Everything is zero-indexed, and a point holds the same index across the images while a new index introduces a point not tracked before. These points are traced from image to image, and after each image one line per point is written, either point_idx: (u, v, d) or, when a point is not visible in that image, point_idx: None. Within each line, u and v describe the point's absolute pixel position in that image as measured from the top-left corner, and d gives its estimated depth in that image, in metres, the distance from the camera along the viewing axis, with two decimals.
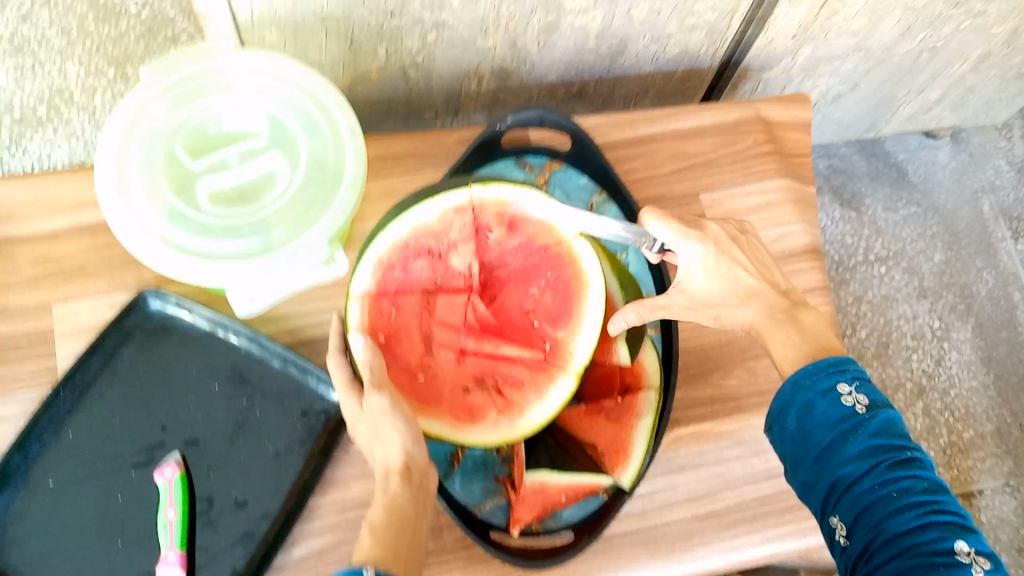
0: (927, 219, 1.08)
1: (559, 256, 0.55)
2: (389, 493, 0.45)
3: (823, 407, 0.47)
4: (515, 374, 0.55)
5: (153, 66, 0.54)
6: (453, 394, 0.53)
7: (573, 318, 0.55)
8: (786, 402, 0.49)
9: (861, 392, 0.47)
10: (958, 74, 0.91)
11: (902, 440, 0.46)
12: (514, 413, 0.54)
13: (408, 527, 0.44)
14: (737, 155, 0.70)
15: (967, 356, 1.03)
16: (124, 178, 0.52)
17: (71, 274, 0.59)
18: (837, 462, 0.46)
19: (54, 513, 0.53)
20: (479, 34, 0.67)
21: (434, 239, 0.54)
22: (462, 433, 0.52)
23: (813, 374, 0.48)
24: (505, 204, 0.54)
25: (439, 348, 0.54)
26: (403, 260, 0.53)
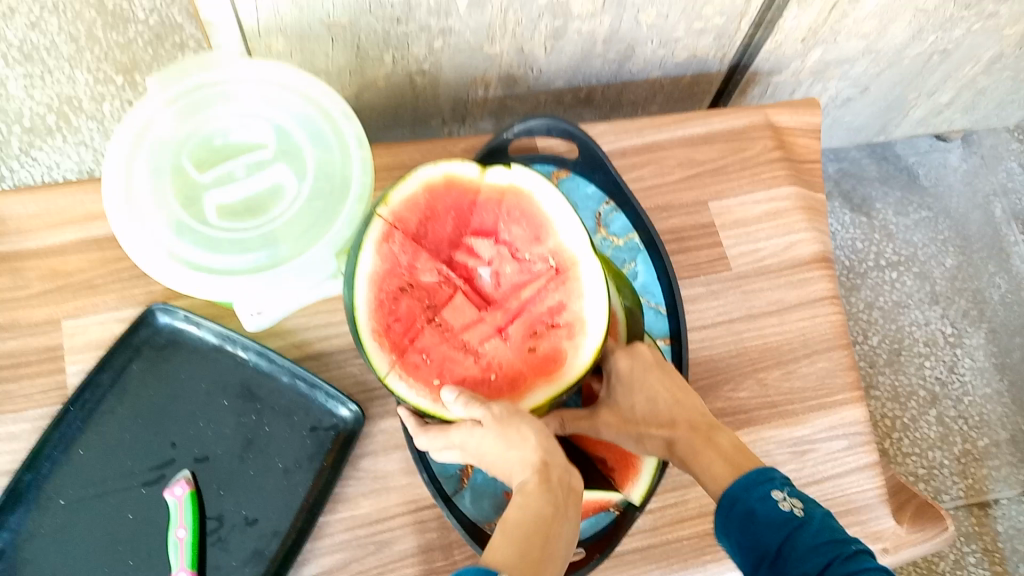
0: (938, 223, 1.08)
1: (487, 200, 0.53)
2: (524, 494, 0.44)
3: (764, 513, 0.46)
4: (549, 300, 0.51)
5: (159, 77, 0.54)
6: (524, 364, 0.50)
7: (544, 228, 0.52)
8: (728, 516, 0.48)
9: (794, 497, 0.46)
10: (970, 76, 0.90)
11: (844, 537, 0.44)
12: (579, 328, 0.51)
13: (541, 532, 0.42)
14: (747, 162, 0.69)
15: (980, 363, 1.02)
16: (131, 191, 0.51)
17: (79, 289, 0.58)
18: (793, 563, 0.44)
19: (65, 533, 0.52)
20: (486, 41, 0.66)
21: (394, 274, 0.50)
22: (556, 381, 0.50)
23: (748, 486, 0.48)
24: (411, 196, 0.52)
25: (481, 346, 0.50)
26: (386, 312, 0.50)
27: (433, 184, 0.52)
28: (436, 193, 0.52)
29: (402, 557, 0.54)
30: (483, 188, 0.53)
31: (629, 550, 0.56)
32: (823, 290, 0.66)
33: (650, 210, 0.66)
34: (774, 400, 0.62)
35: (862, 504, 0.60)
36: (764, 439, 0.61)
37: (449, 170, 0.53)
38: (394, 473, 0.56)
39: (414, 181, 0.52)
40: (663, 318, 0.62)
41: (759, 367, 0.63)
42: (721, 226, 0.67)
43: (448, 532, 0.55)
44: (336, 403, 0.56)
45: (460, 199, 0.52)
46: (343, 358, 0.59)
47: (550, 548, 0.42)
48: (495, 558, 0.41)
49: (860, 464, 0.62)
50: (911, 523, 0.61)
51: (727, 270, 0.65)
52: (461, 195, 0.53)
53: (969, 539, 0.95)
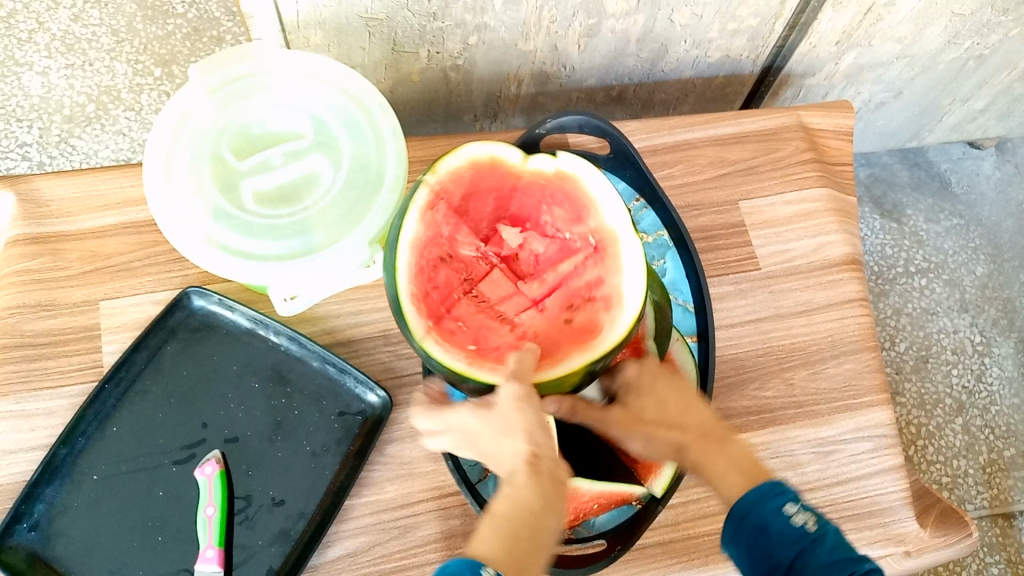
0: (969, 231, 1.07)
1: (530, 185, 0.54)
2: (513, 485, 0.43)
3: (778, 528, 0.46)
4: (586, 277, 0.53)
5: (203, 65, 0.55)
6: (558, 334, 0.51)
7: (586, 215, 0.52)
8: (738, 523, 0.47)
9: (807, 511, 0.46)
10: (1006, 83, 0.89)
11: (857, 554, 0.45)
12: (615, 303, 0.50)
13: (531, 523, 0.42)
14: (778, 163, 0.69)
15: (1009, 372, 1.01)
16: (171, 176, 0.52)
17: (118, 271, 0.60)
18: None
19: (98, 507, 0.53)
20: (521, 38, 0.67)
21: (435, 244, 0.52)
22: (593, 346, 0.49)
23: (760, 498, 0.47)
24: (456, 170, 0.52)
25: (518, 316, 0.53)
26: (426, 278, 0.51)
27: (478, 163, 0.53)
28: (480, 172, 0.53)
29: (426, 542, 0.55)
30: (527, 174, 0.54)
31: (650, 543, 0.56)
32: (852, 291, 0.66)
33: (680, 208, 0.67)
34: (800, 400, 0.62)
35: (885, 506, 0.60)
36: (788, 438, 0.61)
37: (493, 150, 0.53)
38: (419, 460, 0.57)
39: (460, 156, 0.52)
40: (691, 316, 0.62)
41: (786, 366, 0.63)
42: (751, 226, 0.67)
43: (471, 520, 0.56)
44: (364, 389, 0.57)
45: (503, 179, 0.53)
46: (372, 346, 0.60)
47: (541, 543, 0.42)
48: (482, 553, 0.41)
49: (884, 466, 0.61)
50: (934, 528, 0.61)
51: (756, 269, 0.66)
52: (504, 177, 0.53)
53: (991, 549, 0.94)
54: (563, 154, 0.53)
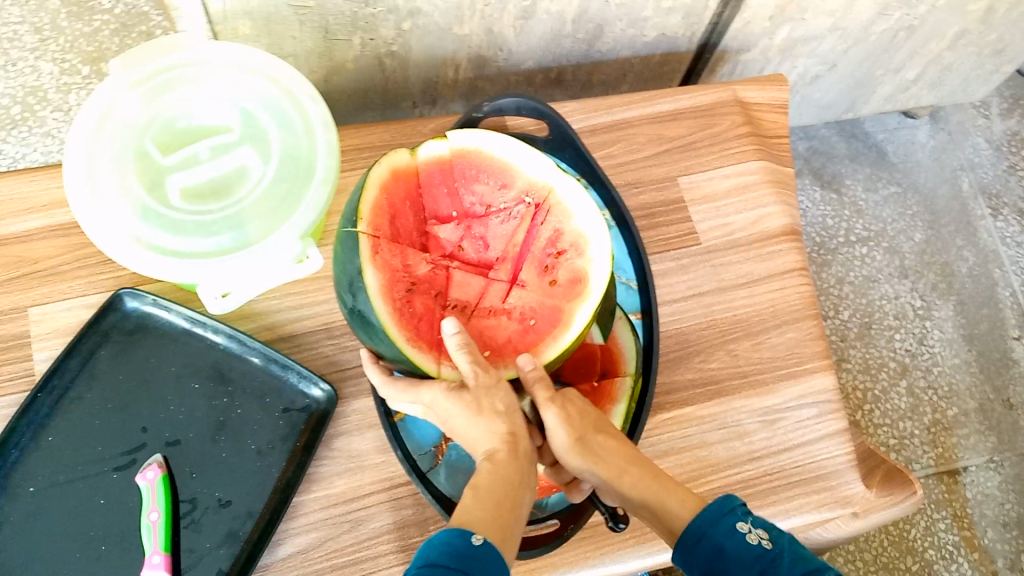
0: (907, 199, 1.09)
1: (430, 175, 0.54)
2: (494, 462, 0.46)
3: (734, 549, 0.45)
4: (544, 233, 0.54)
5: (123, 58, 0.53)
6: (550, 299, 0.52)
7: (510, 184, 0.54)
8: (691, 551, 0.46)
9: (760, 527, 0.46)
10: (935, 52, 0.91)
11: (817, 564, 0.44)
12: (580, 246, 0.53)
13: (509, 495, 0.45)
14: (715, 138, 0.69)
15: (949, 335, 1.03)
16: (94, 174, 0.51)
17: (45, 275, 0.58)
18: None
19: (36, 519, 0.52)
20: (455, 22, 0.66)
21: (394, 280, 0.50)
22: (585, 295, 0.52)
23: (712, 518, 0.46)
24: (375, 201, 0.50)
25: (506, 303, 0.52)
26: (408, 318, 0.50)
27: (384, 181, 0.52)
28: (389, 190, 0.52)
29: (378, 534, 0.54)
30: (422, 165, 0.54)
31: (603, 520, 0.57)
32: (792, 262, 0.67)
33: (620, 186, 0.67)
34: (745, 370, 0.63)
35: (832, 470, 0.61)
36: (735, 409, 0.62)
37: (387, 160, 0.53)
38: (368, 452, 0.56)
39: (371, 187, 0.50)
40: (634, 294, 0.61)
41: (730, 339, 0.64)
42: (690, 202, 0.67)
43: (423, 508, 0.55)
44: (307, 383, 0.56)
45: (407, 185, 0.53)
46: (315, 339, 0.59)
47: (515, 515, 0.45)
48: (468, 518, 0.43)
49: (829, 431, 0.62)
50: (880, 489, 0.62)
51: (696, 244, 0.66)
52: (407, 182, 0.53)
53: (939, 505, 0.96)
54: (450, 135, 0.55)
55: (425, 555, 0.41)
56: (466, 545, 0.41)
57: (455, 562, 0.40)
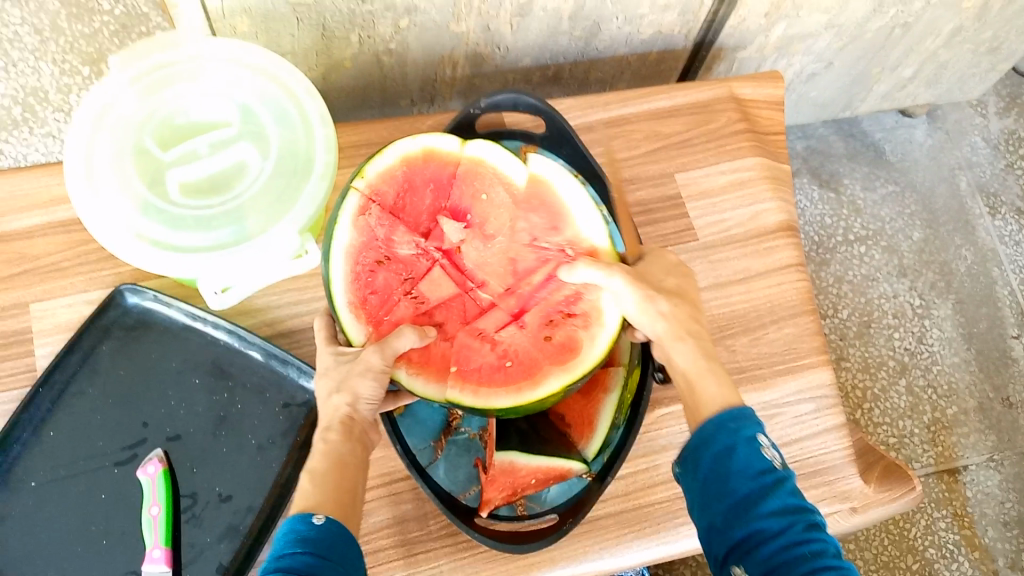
0: (905, 197, 1.09)
1: (464, 174, 0.55)
2: (328, 441, 0.47)
3: (747, 454, 0.45)
4: (565, 293, 0.53)
5: (123, 55, 0.54)
6: (539, 351, 0.52)
7: (534, 228, 0.54)
8: (706, 440, 0.46)
9: (777, 448, 0.46)
10: (931, 50, 0.91)
11: (812, 507, 0.44)
12: (593, 319, 0.52)
13: (347, 476, 0.46)
14: (712, 134, 0.70)
15: (948, 333, 1.03)
16: (95, 170, 0.51)
17: (47, 272, 0.58)
18: (755, 514, 0.43)
19: (38, 514, 0.52)
20: (453, 20, 0.66)
21: (369, 250, 0.52)
22: (571, 367, 0.51)
23: (735, 420, 0.46)
24: (390, 173, 0.53)
25: (498, 334, 0.53)
26: (363, 285, 0.52)
27: (411, 159, 0.54)
28: (413, 168, 0.54)
29: (378, 529, 0.55)
30: (463, 160, 0.55)
31: (602, 515, 0.57)
32: (789, 257, 0.67)
33: (617, 182, 0.67)
34: (742, 366, 0.63)
35: (830, 465, 0.62)
36: None
37: (428, 143, 0.55)
38: None
39: (391, 155, 0.54)
40: None
41: (727, 334, 0.64)
42: (687, 198, 0.67)
43: (424, 503, 0.56)
44: (307, 379, 0.56)
45: (439, 172, 0.54)
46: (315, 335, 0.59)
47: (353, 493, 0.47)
48: (308, 504, 0.44)
49: (826, 426, 0.63)
50: (879, 484, 0.62)
51: (694, 240, 0.66)
52: (439, 169, 0.54)
53: (939, 505, 0.96)
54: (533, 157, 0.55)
55: (273, 550, 0.42)
56: (309, 528, 0.43)
57: (307, 545, 0.42)
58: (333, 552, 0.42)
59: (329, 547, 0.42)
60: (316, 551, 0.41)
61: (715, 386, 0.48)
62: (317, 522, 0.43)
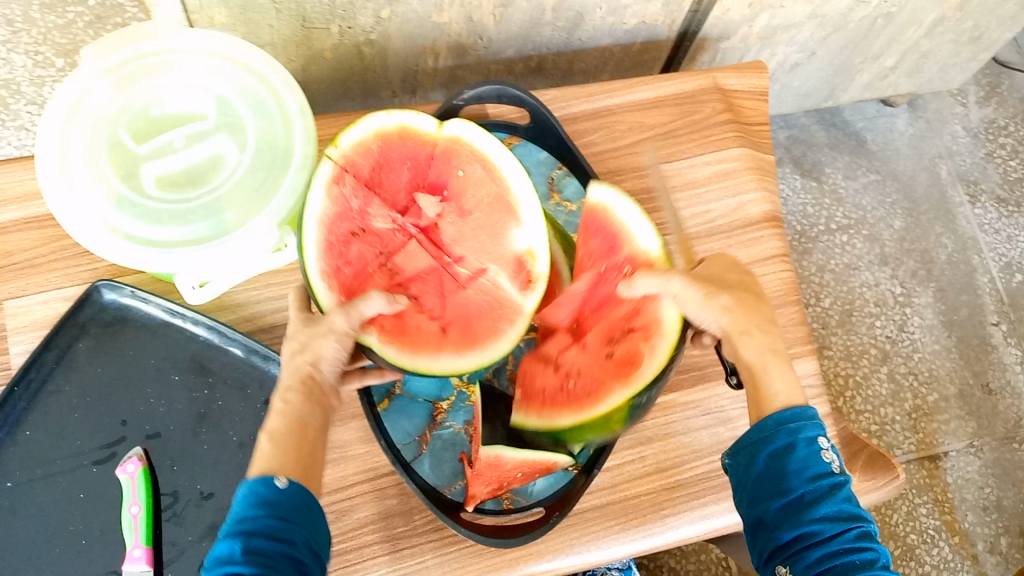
0: (886, 186, 1.10)
1: (444, 155, 0.54)
2: (286, 402, 0.45)
3: (807, 455, 0.45)
4: (623, 310, 0.55)
5: (96, 47, 0.53)
6: (600, 369, 0.55)
7: (511, 208, 0.54)
8: (764, 437, 0.46)
9: (835, 451, 0.46)
10: (913, 39, 0.91)
11: (863, 514, 0.44)
12: (654, 333, 0.53)
13: (305, 437, 0.45)
14: (696, 125, 0.69)
15: (929, 321, 1.04)
16: (68, 164, 0.50)
17: (21, 268, 0.57)
18: (807, 516, 0.43)
19: (14, 514, 0.51)
20: (434, 10, 0.65)
21: (345, 220, 0.51)
22: (629, 381, 0.53)
23: (798, 420, 0.46)
24: (365, 145, 0.52)
25: (562, 356, 0.57)
26: (336, 254, 0.51)
27: (385, 134, 0.53)
28: (390, 144, 0.53)
29: (362, 525, 0.54)
30: (441, 140, 0.54)
31: (588, 508, 0.57)
32: (773, 248, 0.67)
33: (601, 174, 0.67)
34: None
35: None
36: (718, 395, 0.61)
37: (404, 121, 0.54)
38: (351, 442, 0.56)
39: (365, 127, 0.53)
40: None
41: None
42: (672, 189, 0.67)
43: (408, 498, 0.55)
44: None
45: (418, 152, 0.54)
46: None
47: (313, 456, 0.45)
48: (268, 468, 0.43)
49: None
50: (863, 473, 0.62)
51: (678, 232, 0.66)
52: (417, 148, 0.54)
53: (920, 490, 0.97)
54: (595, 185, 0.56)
55: (233, 512, 0.42)
56: (272, 491, 0.42)
57: (270, 510, 0.41)
58: (295, 515, 0.42)
59: (294, 514, 0.42)
60: (281, 518, 0.41)
61: (780, 381, 0.48)
62: (279, 486, 0.42)
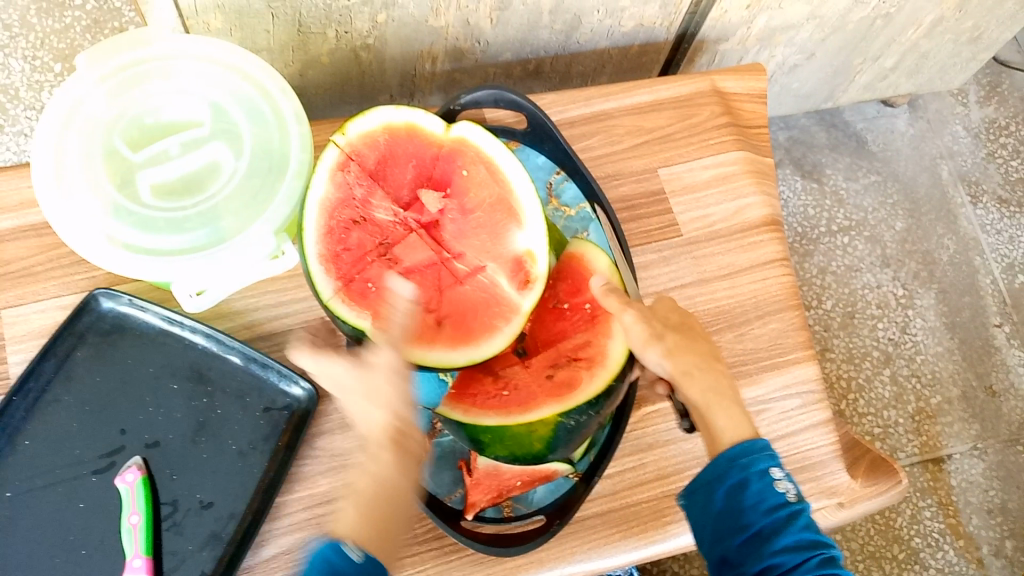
0: (887, 187, 1.09)
1: (449, 156, 0.55)
2: (377, 460, 0.46)
3: (763, 489, 0.45)
4: (575, 341, 0.56)
5: (90, 53, 0.52)
6: (538, 386, 0.54)
7: (514, 211, 0.54)
8: (718, 475, 0.46)
9: (789, 479, 0.46)
10: (912, 41, 0.91)
11: (824, 538, 0.46)
12: (600, 362, 0.54)
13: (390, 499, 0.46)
14: (695, 128, 0.69)
15: (931, 322, 1.04)
16: (64, 172, 0.50)
17: (18, 277, 0.57)
18: (769, 550, 0.44)
19: (14, 525, 0.51)
20: (431, 14, 0.65)
21: (347, 208, 0.52)
22: (563, 399, 0.53)
23: (751, 454, 0.46)
24: (373, 137, 0.53)
25: (504, 370, 0.56)
26: (336, 240, 0.52)
27: (394, 129, 0.54)
28: (397, 140, 0.54)
29: None
30: (448, 142, 0.55)
31: (589, 515, 0.56)
32: (773, 252, 0.67)
33: (599, 178, 0.66)
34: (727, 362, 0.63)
35: (817, 460, 0.62)
36: None
37: (414, 119, 0.54)
38: (351, 451, 0.56)
39: (374, 119, 0.53)
40: None
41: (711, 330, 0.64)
42: (672, 193, 0.67)
43: None
44: (288, 382, 0.55)
45: (425, 151, 0.54)
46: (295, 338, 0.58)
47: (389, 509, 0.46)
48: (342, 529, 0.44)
49: (812, 421, 0.62)
50: (865, 478, 0.62)
51: (678, 236, 0.66)
52: (425, 148, 0.54)
53: (925, 494, 0.97)
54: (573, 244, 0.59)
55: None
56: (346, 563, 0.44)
57: None
58: None
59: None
60: None
61: (726, 420, 0.47)
62: (356, 559, 0.44)
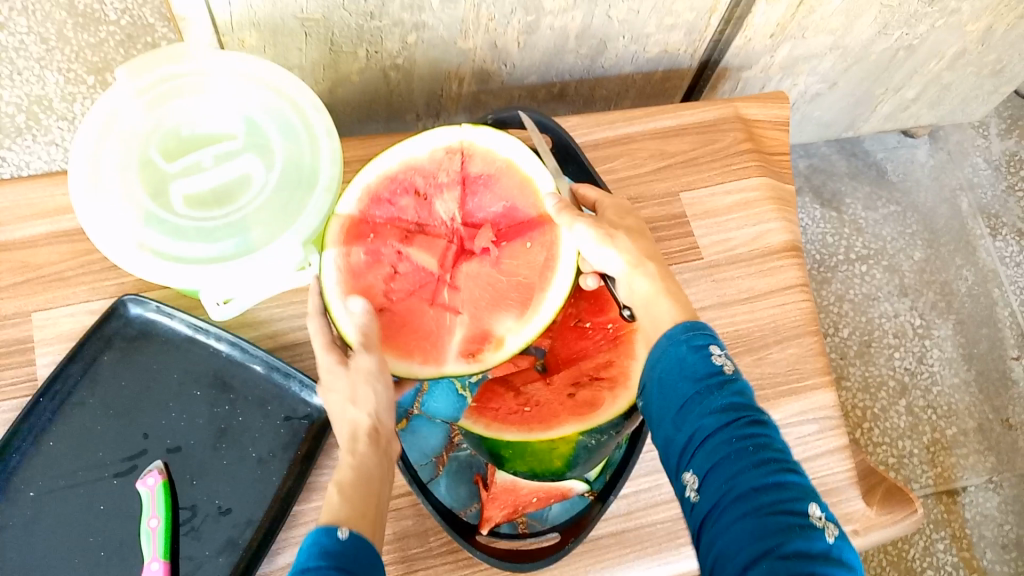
0: (906, 218, 1.09)
1: (534, 223, 0.55)
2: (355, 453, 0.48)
3: (696, 359, 0.44)
4: (592, 364, 0.57)
5: (129, 68, 0.54)
6: (560, 404, 0.55)
7: (525, 310, 0.55)
8: (655, 354, 0.46)
9: (729, 355, 0.45)
10: (935, 72, 0.91)
11: (761, 410, 0.43)
12: (622, 381, 0.55)
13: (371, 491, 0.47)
14: (717, 153, 0.70)
15: (949, 354, 1.03)
16: (101, 179, 0.51)
17: (50, 282, 0.58)
18: (694, 414, 0.43)
19: (36, 524, 0.52)
20: (460, 36, 0.66)
21: (422, 178, 0.55)
22: (585, 420, 0.54)
23: (686, 331, 0.46)
24: (493, 155, 0.55)
25: (525, 386, 0.57)
26: (388, 191, 0.55)
27: (511, 168, 0.55)
28: (505, 179, 0.55)
29: None
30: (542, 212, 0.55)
31: (603, 535, 0.57)
32: (793, 278, 0.67)
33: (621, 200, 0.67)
34: None
35: (832, 486, 0.62)
36: None
37: (534, 174, 0.55)
38: None
39: (506, 152, 0.55)
40: None
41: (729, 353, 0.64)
42: (692, 217, 0.67)
43: (425, 519, 0.55)
44: (309, 392, 0.56)
45: (520, 206, 0.55)
46: None
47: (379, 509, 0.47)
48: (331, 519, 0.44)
49: (827, 448, 0.63)
50: (880, 506, 0.62)
51: (698, 259, 0.66)
52: (526, 202, 0.55)
53: (938, 526, 0.96)
54: None
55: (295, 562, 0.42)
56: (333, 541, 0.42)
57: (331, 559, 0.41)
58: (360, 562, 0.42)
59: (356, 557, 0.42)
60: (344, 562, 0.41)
61: (665, 309, 0.48)
62: (341, 537, 0.43)
